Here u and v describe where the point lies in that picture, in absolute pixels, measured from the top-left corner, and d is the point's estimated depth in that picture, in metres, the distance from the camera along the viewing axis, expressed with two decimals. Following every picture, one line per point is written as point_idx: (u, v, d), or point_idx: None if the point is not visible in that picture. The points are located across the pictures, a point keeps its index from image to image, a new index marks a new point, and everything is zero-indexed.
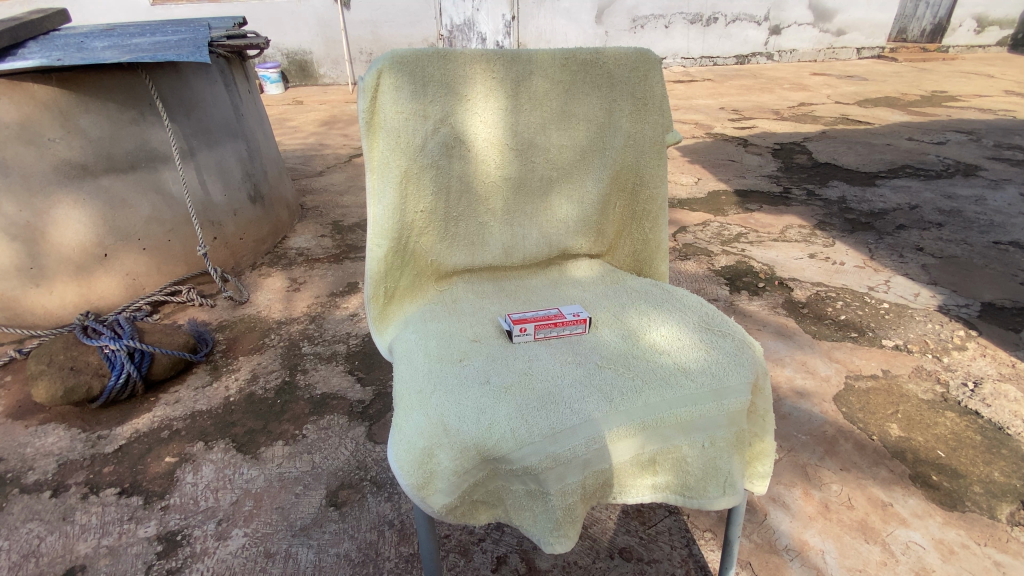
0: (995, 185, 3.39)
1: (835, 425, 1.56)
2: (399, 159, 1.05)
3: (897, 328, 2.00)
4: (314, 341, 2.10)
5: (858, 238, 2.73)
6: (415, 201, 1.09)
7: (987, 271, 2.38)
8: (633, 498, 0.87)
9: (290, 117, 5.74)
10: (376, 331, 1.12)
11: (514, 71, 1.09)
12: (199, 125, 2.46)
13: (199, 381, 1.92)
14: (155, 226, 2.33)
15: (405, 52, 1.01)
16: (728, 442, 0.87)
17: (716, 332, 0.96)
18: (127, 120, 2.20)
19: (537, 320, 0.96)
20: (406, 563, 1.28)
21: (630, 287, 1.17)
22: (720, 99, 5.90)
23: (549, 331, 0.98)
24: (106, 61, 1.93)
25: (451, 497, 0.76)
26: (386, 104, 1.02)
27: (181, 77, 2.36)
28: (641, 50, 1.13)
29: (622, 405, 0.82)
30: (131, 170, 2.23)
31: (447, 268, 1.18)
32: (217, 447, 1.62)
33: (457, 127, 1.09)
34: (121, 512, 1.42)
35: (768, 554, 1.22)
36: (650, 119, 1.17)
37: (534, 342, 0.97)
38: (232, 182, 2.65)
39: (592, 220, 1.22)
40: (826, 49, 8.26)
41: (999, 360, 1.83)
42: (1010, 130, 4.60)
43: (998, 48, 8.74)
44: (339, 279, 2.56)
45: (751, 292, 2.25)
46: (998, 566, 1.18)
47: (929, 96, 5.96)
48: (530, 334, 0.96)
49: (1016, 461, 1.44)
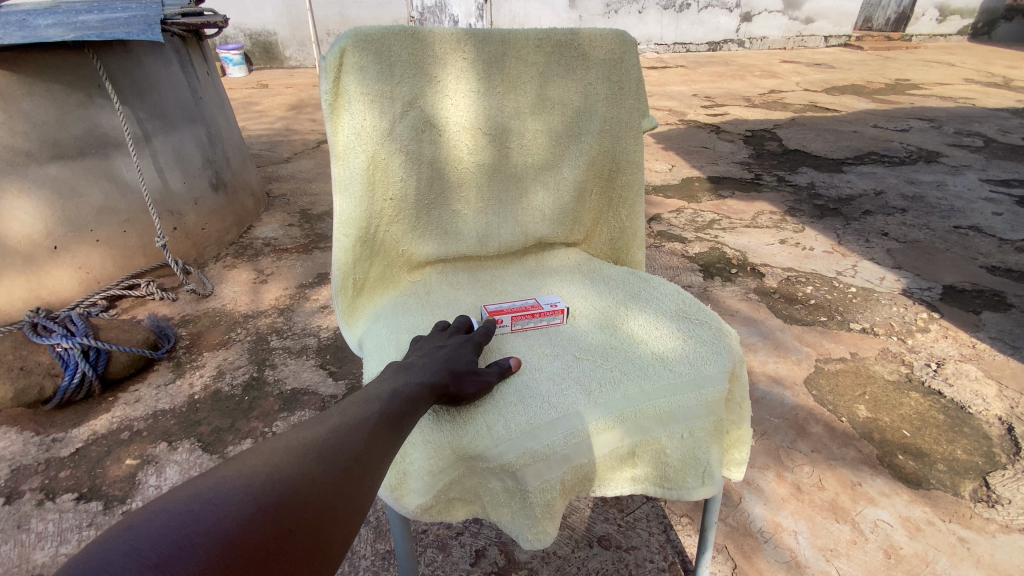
0: (956, 171, 3.50)
1: (806, 408, 1.60)
2: (365, 144, 0.99)
3: (864, 312, 2.05)
4: (283, 335, 2.03)
5: (827, 223, 2.79)
6: (384, 189, 1.04)
7: (948, 255, 2.46)
8: (611, 491, 0.86)
9: (255, 101, 5.52)
10: (344, 325, 1.07)
11: (486, 52, 1.04)
12: (155, 109, 2.33)
13: (162, 379, 1.83)
14: (108, 216, 2.20)
15: (371, 29, 0.96)
16: (707, 432, 0.86)
17: (693, 319, 0.95)
18: (73, 103, 2.06)
19: (514, 311, 0.94)
20: (382, 560, 1.24)
21: (608, 276, 1.15)
22: (692, 86, 5.93)
23: (526, 322, 0.95)
24: (51, 40, 1.86)
25: (427, 496, 0.73)
26: (351, 84, 0.96)
27: (132, 57, 2.22)
28: (618, 33, 1.10)
29: (601, 398, 0.80)
30: (81, 157, 2.10)
31: (420, 258, 1.13)
32: (182, 447, 1.55)
33: (428, 110, 1.04)
34: (80, 518, 1.35)
35: (743, 536, 1.24)
36: (627, 103, 1.14)
37: (512, 334, 0.94)
38: (192, 169, 2.52)
39: (568, 208, 1.19)
40: (796, 36, 8.37)
41: (961, 341, 1.89)
42: (970, 117, 4.76)
43: (959, 38, 9.02)
44: (309, 269, 2.48)
45: (724, 279, 2.27)
46: (962, 541, 1.23)
47: (893, 83, 6.11)
48: (506, 325, 0.94)
49: (976, 439, 1.50)
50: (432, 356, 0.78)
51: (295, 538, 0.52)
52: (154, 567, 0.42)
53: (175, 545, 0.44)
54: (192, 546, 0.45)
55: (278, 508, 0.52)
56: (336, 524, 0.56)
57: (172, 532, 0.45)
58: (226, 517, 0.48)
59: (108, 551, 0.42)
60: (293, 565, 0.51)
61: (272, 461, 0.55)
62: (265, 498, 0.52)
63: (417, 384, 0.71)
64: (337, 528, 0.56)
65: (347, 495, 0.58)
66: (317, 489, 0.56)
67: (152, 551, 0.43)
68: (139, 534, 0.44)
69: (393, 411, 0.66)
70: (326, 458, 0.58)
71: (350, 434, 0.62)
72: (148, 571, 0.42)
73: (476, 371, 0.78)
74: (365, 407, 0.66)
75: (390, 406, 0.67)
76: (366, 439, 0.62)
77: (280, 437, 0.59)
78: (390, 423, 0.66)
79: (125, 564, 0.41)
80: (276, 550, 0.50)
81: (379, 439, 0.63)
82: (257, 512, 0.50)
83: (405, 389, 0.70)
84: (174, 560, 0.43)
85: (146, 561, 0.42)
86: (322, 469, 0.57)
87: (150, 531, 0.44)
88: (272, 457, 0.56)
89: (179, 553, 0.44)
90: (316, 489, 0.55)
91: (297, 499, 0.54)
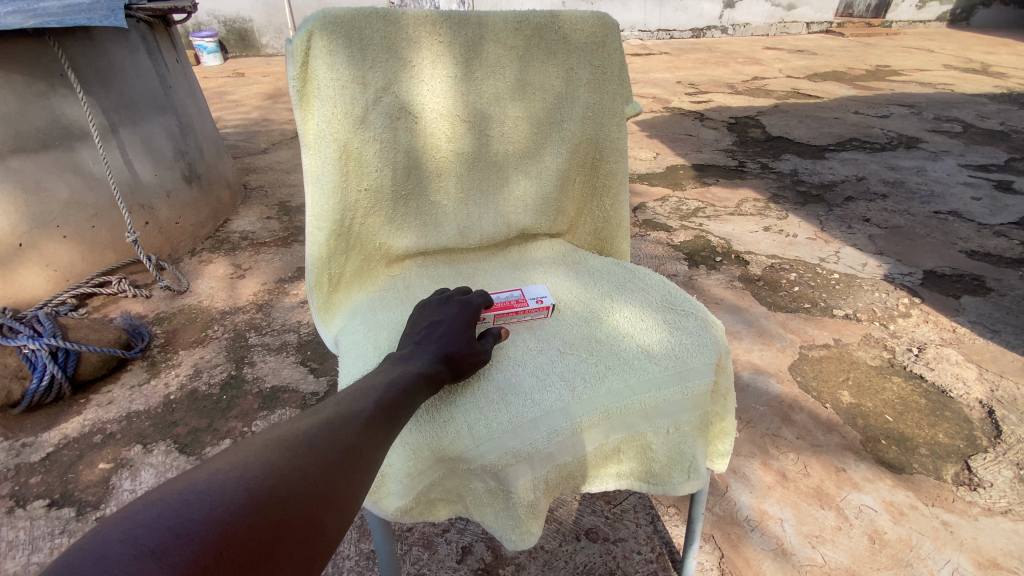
0: (935, 156, 3.54)
1: (791, 395, 1.60)
2: (337, 132, 0.95)
3: (847, 298, 2.06)
4: (262, 332, 1.97)
5: (810, 210, 2.80)
6: (358, 179, 0.99)
7: (928, 240, 2.48)
8: (597, 487, 0.84)
9: (231, 90, 5.36)
10: (321, 322, 1.03)
11: (462, 36, 1.00)
12: (121, 99, 2.24)
13: (135, 379, 1.77)
14: (76, 211, 2.12)
15: (340, 11, 0.91)
16: (693, 426, 0.85)
17: (680, 310, 0.93)
18: (35, 93, 1.96)
19: (496, 309, 0.90)
20: (367, 561, 1.21)
21: (593, 268, 1.12)
22: (676, 73, 5.91)
23: (509, 318, 0.92)
24: (10, 28, 1.75)
25: (406, 499, 0.70)
26: (320, 69, 0.92)
27: (95, 45, 2.12)
28: (600, 15, 1.06)
29: (585, 395, 0.78)
30: (44, 150, 2.01)
31: (399, 251, 1.09)
32: (158, 449, 1.50)
33: (403, 96, 0.99)
34: (52, 525, 1.30)
35: (729, 525, 1.24)
36: (610, 89, 1.10)
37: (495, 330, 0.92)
38: (163, 161, 2.43)
39: (551, 198, 1.16)
40: (778, 23, 8.38)
41: (941, 325, 1.91)
42: (948, 103, 4.81)
43: (938, 24, 9.12)
44: (288, 263, 2.42)
45: (709, 267, 2.27)
46: (945, 525, 1.24)
47: (874, 69, 6.15)
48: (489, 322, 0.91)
49: (957, 422, 1.52)
50: (429, 339, 0.76)
51: (290, 528, 0.50)
52: (151, 553, 0.42)
53: (172, 533, 0.44)
54: (189, 533, 0.44)
55: (272, 497, 0.50)
56: (331, 514, 0.54)
57: (166, 520, 0.44)
58: (221, 506, 0.47)
59: (105, 538, 0.41)
60: (290, 553, 0.49)
61: (265, 453, 0.54)
62: (259, 487, 0.50)
63: (415, 374, 0.69)
64: (331, 516, 0.54)
65: (343, 488, 0.56)
66: (312, 479, 0.54)
67: (149, 537, 0.42)
68: (136, 523, 0.43)
69: (386, 403, 0.65)
70: (317, 450, 0.57)
71: (342, 425, 0.60)
72: (145, 557, 0.41)
73: (473, 352, 0.77)
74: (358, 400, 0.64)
75: (385, 396, 0.65)
76: (360, 430, 0.61)
77: (273, 429, 0.58)
78: (384, 416, 0.64)
79: (122, 551, 0.41)
80: (271, 539, 0.48)
81: (372, 431, 0.61)
82: (252, 501, 0.49)
83: (402, 379, 0.68)
84: (171, 547, 0.43)
85: (144, 548, 0.42)
86: (316, 459, 0.56)
87: (144, 520, 0.44)
88: (265, 449, 0.54)
89: (177, 539, 0.43)
90: (309, 480, 0.54)
91: (292, 489, 0.52)
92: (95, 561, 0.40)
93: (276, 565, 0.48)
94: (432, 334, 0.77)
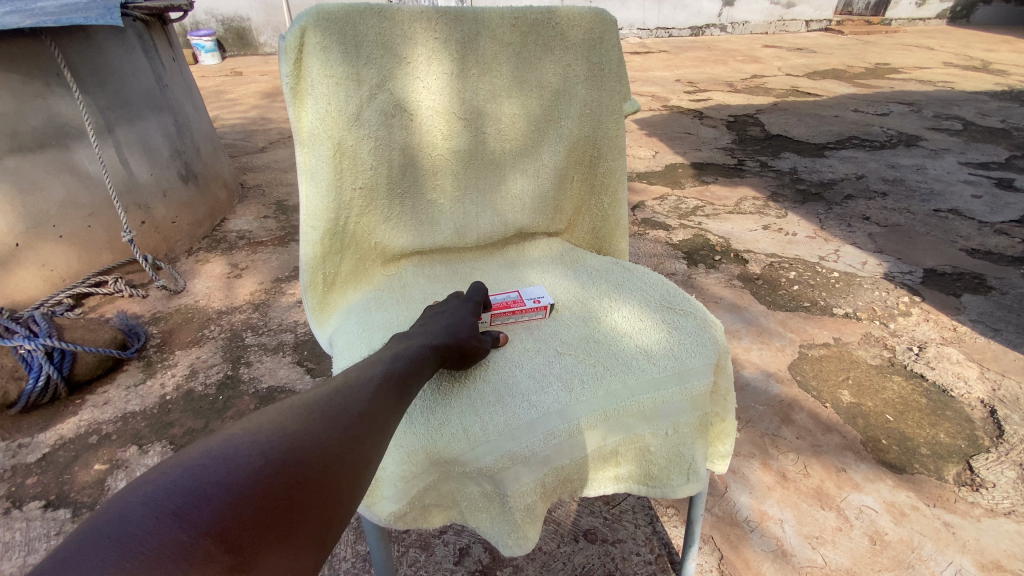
0: (935, 154, 3.52)
1: (790, 394, 1.59)
2: (331, 130, 0.93)
3: (847, 297, 2.05)
4: (258, 332, 1.96)
5: (810, 208, 2.79)
6: (353, 178, 0.98)
7: (928, 238, 2.47)
8: (595, 490, 0.83)
9: (228, 89, 5.34)
10: (315, 322, 1.02)
11: (458, 32, 0.99)
12: (117, 98, 2.22)
13: (132, 380, 1.76)
14: (72, 211, 2.10)
15: (333, 7, 0.89)
16: (692, 428, 0.84)
17: (679, 309, 0.92)
18: (31, 93, 1.95)
19: (493, 307, 0.90)
20: (363, 563, 1.20)
21: (591, 267, 1.11)
22: (676, 71, 5.89)
23: (506, 318, 0.91)
24: (6, 27, 1.74)
25: (399, 505, 0.69)
26: (313, 65, 0.90)
27: (91, 43, 2.11)
28: (598, 12, 1.05)
29: (583, 397, 0.76)
30: (40, 149, 1.99)
31: (394, 250, 1.08)
32: (153, 450, 1.49)
33: (398, 93, 0.98)
34: (47, 527, 1.29)
35: (729, 526, 1.23)
36: (608, 85, 1.09)
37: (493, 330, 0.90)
38: (160, 159, 2.42)
39: (548, 196, 1.15)
40: (778, 21, 8.36)
41: (942, 324, 1.90)
42: (948, 101, 4.80)
43: (937, 22, 9.11)
44: (285, 263, 2.40)
45: (708, 265, 2.26)
46: (946, 526, 1.23)
47: (874, 68, 6.13)
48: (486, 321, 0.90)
49: (958, 422, 1.51)
50: (432, 325, 0.78)
51: (308, 490, 0.50)
52: (173, 513, 0.41)
53: (191, 494, 0.43)
54: (207, 495, 0.44)
55: (290, 460, 0.50)
56: (348, 477, 0.53)
57: (186, 482, 0.44)
58: (238, 468, 0.46)
59: (125, 501, 0.41)
60: (308, 514, 0.49)
61: (279, 420, 0.53)
62: (275, 450, 0.50)
63: (420, 346, 0.71)
64: (348, 478, 0.53)
65: (359, 452, 0.55)
66: (327, 443, 0.53)
67: (169, 499, 0.42)
68: (156, 486, 0.43)
69: (395, 374, 0.65)
70: (330, 416, 0.56)
71: (353, 394, 0.60)
72: (165, 518, 0.41)
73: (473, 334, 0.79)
74: (367, 372, 0.64)
75: (392, 371, 0.65)
76: (370, 399, 0.60)
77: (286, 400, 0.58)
78: (393, 386, 0.64)
79: (144, 513, 0.41)
80: (289, 500, 0.48)
81: (384, 400, 0.61)
82: (269, 463, 0.48)
83: (407, 352, 0.70)
84: (192, 508, 0.42)
85: (165, 509, 0.41)
86: (331, 425, 0.55)
87: (164, 483, 0.43)
88: (278, 415, 0.54)
89: (196, 501, 0.43)
90: (325, 444, 0.53)
91: (308, 452, 0.51)
92: (118, 522, 0.39)
93: (294, 526, 0.47)
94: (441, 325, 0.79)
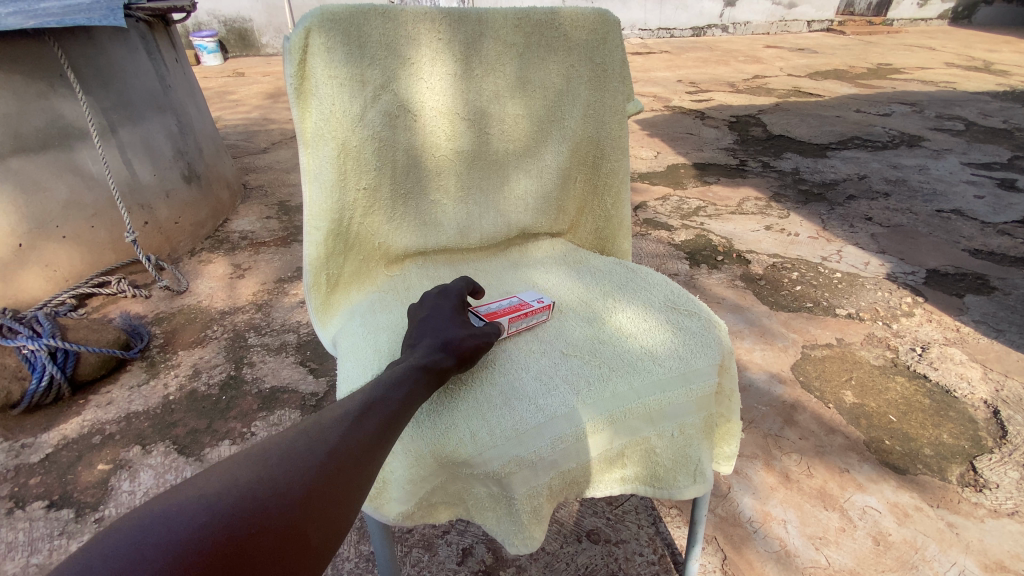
0: (937, 155, 3.52)
1: (793, 395, 1.59)
2: (335, 131, 0.94)
3: (850, 297, 2.05)
4: (261, 332, 1.96)
5: (812, 209, 2.78)
6: (357, 178, 0.98)
7: (931, 239, 2.47)
8: (601, 492, 0.83)
9: (231, 89, 5.35)
10: (319, 323, 1.02)
11: (462, 33, 0.99)
12: (120, 99, 2.23)
13: (135, 380, 1.76)
14: (75, 211, 2.11)
15: (337, 8, 0.89)
16: (698, 429, 0.84)
17: (683, 310, 0.92)
18: (34, 93, 1.95)
19: (509, 312, 0.85)
20: (367, 563, 1.20)
21: (595, 267, 1.11)
22: (677, 71, 5.89)
23: (520, 323, 0.87)
24: (9, 28, 1.75)
25: (407, 505, 0.70)
26: (317, 66, 0.90)
27: (94, 44, 2.11)
28: (601, 12, 1.05)
29: (589, 399, 0.77)
30: (43, 149, 2.00)
31: (398, 250, 1.08)
32: (157, 450, 1.50)
33: (402, 94, 0.98)
34: (50, 527, 1.30)
35: (732, 527, 1.23)
36: (611, 86, 1.09)
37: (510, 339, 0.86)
38: (163, 160, 2.43)
39: (552, 197, 1.15)
40: (779, 21, 8.36)
41: (945, 325, 1.90)
42: (950, 101, 4.80)
43: (939, 23, 9.10)
44: (287, 263, 2.41)
45: (710, 266, 2.26)
46: (950, 527, 1.23)
47: (875, 68, 6.13)
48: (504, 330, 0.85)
49: (961, 422, 1.51)
50: (426, 334, 0.75)
51: (268, 541, 0.49)
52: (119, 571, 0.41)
53: (143, 549, 0.43)
54: (159, 549, 0.43)
55: (249, 509, 0.49)
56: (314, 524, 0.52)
57: (139, 538, 0.43)
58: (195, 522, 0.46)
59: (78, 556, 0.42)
60: (268, 566, 0.48)
61: (254, 465, 0.53)
62: (236, 501, 0.49)
63: (413, 365, 0.68)
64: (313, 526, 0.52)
65: (336, 501, 0.54)
66: (300, 493, 0.52)
67: (119, 554, 0.42)
68: (110, 541, 0.43)
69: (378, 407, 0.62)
70: (300, 461, 0.55)
71: (328, 433, 0.58)
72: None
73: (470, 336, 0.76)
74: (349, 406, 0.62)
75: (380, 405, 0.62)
76: (347, 438, 0.58)
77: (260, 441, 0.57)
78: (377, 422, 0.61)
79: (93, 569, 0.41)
80: (247, 552, 0.47)
81: (364, 438, 0.59)
82: (226, 514, 0.48)
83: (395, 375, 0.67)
84: (139, 564, 0.42)
85: (112, 565, 0.41)
86: (299, 470, 0.54)
87: (117, 538, 0.43)
88: (248, 461, 0.53)
89: (146, 557, 0.42)
90: (290, 492, 0.52)
91: (271, 501, 0.50)
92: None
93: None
94: (430, 328, 0.77)
